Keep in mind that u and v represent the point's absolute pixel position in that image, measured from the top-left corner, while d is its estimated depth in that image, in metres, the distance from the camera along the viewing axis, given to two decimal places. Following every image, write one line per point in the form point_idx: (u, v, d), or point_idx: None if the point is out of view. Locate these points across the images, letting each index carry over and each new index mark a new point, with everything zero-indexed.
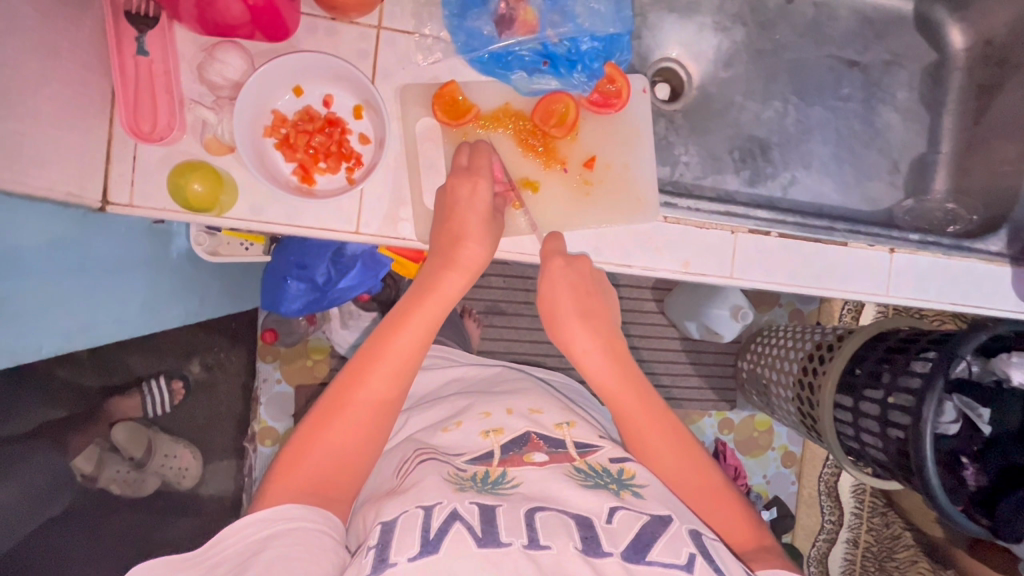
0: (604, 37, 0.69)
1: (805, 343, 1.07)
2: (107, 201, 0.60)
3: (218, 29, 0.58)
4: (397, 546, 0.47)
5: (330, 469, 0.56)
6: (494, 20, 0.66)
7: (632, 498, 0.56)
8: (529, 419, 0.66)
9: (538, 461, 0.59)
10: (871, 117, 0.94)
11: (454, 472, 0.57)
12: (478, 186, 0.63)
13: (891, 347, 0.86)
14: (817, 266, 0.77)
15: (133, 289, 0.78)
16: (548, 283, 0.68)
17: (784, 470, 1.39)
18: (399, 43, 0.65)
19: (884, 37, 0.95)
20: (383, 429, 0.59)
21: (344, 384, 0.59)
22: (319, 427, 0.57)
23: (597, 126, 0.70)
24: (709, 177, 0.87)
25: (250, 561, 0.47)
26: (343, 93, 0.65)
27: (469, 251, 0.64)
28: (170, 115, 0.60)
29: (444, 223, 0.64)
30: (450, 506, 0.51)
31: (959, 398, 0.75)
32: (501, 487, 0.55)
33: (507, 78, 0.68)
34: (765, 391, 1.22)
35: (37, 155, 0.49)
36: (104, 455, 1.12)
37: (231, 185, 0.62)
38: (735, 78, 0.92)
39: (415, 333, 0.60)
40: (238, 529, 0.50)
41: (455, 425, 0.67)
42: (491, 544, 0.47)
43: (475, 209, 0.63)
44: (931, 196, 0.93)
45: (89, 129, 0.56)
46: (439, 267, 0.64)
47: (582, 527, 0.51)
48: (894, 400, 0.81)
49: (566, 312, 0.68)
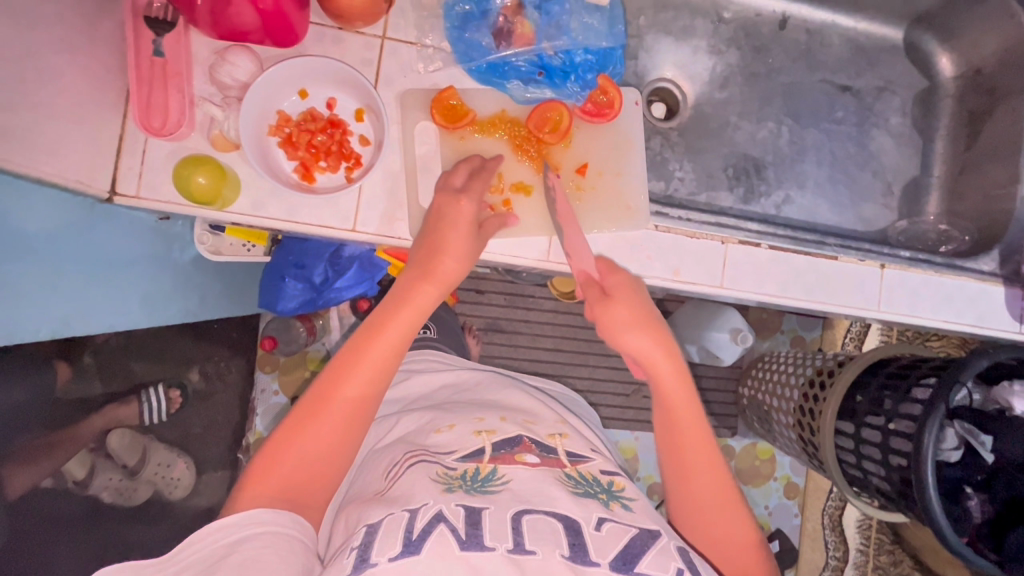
0: (597, 51, 0.72)
1: (806, 367, 1.07)
2: (115, 192, 0.62)
3: (231, 35, 0.62)
4: (380, 546, 0.47)
5: (306, 472, 0.56)
6: (493, 33, 0.70)
7: (620, 510, 0.56)
8: (522, 426, 0.65)
9: (530, 462, 0.58)
10: (864, 141, 0.96)
11: (443, 471, 0.56)
12: (462, 204, 0.64)
13: (890, 373, 0.86)
14: (808, 280, 0.78)
15: (140, 286, 0.80)
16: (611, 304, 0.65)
17: (787, 501, 1.35)
18: (401, 53, 0.68)
19: (876, 63, 0.97)
20: (360, 429, 0.59)
21: (323, 387, 0.58)
22: (291, 433, 0.56)
23: (591, 135, 0.72)
24: (703, 193, 0.90)
25: (218, 565, 0.47)
26: (347, 96, 0.68)
27: (447, 264, 0.63)
28: (179, 112, 0.62)
29: (429, 238, 0.64)
30: (435, 507, 0.50)
31: (960, 424, 0.74)
32: (491, 484, 0.55)
33: (503, 87, 0.71)
34: (766, 418, 1.21)
35: (50, 141, 0.51)
36: (95, 462, 1.09)
37: (235, 181, 0.64)
38: (729, 99, 0.94)
39: (397, 336, 0.60)
40: (206, 533, 0.50)
41: (448, 425, 0.65)
42: (473, 548, 0.47)
43: (460, 221, 0.64)
44: (925, 218, 0.95)
45: (102, 124, 0.59)
46: (417, 278, 0.63)
47: (569, 533, 0.50)
48: (895, 427, 0.81)
49: (634, 329, 0.63)
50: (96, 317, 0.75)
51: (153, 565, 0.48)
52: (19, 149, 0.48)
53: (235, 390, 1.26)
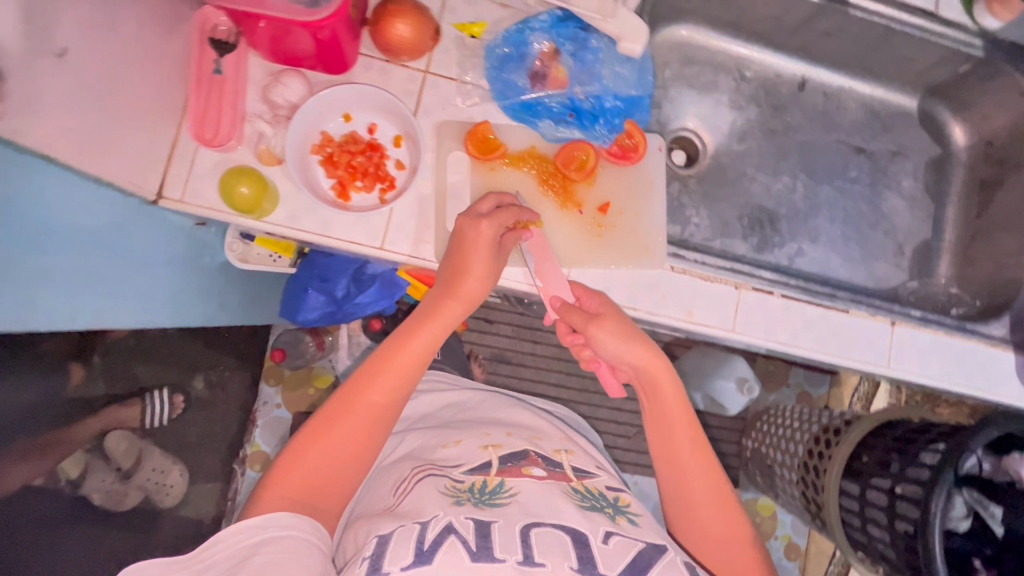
0: (626, 98, 0.76)
1: (812, 425, 1.06)
2: (161, 194, 0.65)
3: (287, 58, 0.67)
4: (391, 556, 0.47)
5: (326, 474, 0.57)
6: (530, 75, 0.74)
7: (627, 524, 0.56)
8: (528, 441, 0.66)
9: (536, 475, 0.59)
10: (877, 201, 0.99)
11: (452, 484, 0.57)
12: (482, 227, 0.65)
13: (898, 436, 0.86)
14: (819, 329, 0.79)
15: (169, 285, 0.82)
16: (598, 325, 0.65)
17: (787, 563, 1.31)
18: (442, 87, 0.72)
19: (890, 129, 1.01)
20: (380, 436, 0.60)
21: (349, 391, 0.60)
22: (315, 436, 0.58)
23: (615, 177, 0.76)
24: (717, 240, 0.93)
25: (240, 566, 0.48)
26: (387, 123, 0.72)
27: (471, 284, 0.65)
28: (231, 125, 0.67)
29: (455, 257, 0.66)
30: (445, 519, 0.51)
31: (970, 493, 0.72)
32: (499, 497, 0.55)
33: (535, 125, 0.74)
34: (770, 473, 1.20)
35: (106, 139, 0.54)
36: (91, 462, 1.09)
37: (275, 193, 0.67)
38: (747, 152, 0.98)
39: (420, 348, 0.63)
40: (228, 536, 0.50)
41: (455, 441, 0.66)
42: (485, 559, 0.47)
43: (478, 245, 0.65)
44: (935, 280, 0.97)
45: (159, 130, 0.62)
46: (442, 294, 0.66)
47: (578, 546, 0.50)
48: (903, 491, 0.80)
49: (624, 340, 0.65)
50: (117, 314, 0.76)
51: (176, 565, 0.49)
52: (82, 148, 0.51)
53: (236, 401, 1.25)
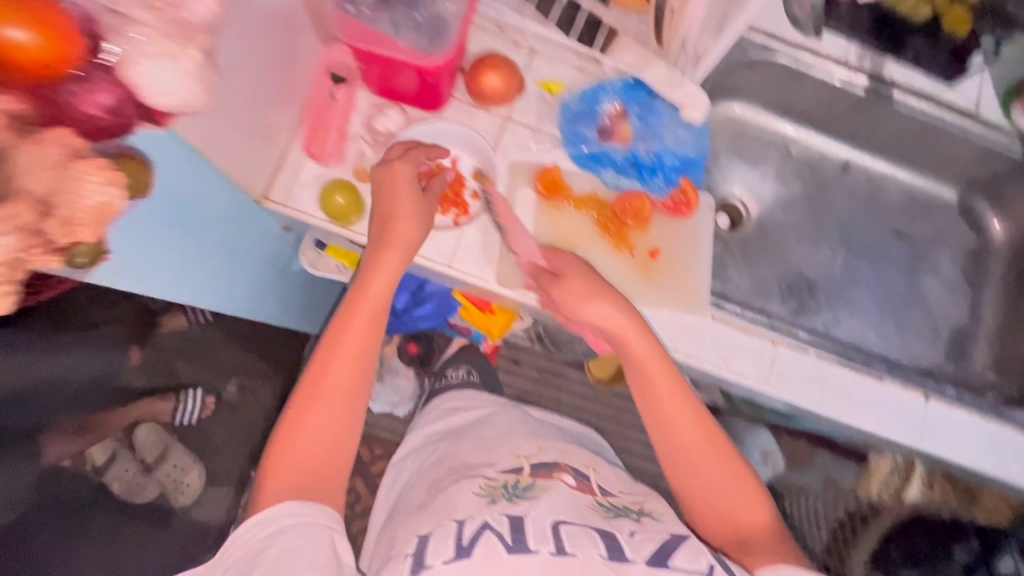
0: (683, 158, 0.84)
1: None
2: (265, 195, 0.74)
3: (391, 92, 0.77)
4: (433, 552, 0.52)
5: (317, 456, 0.63)
6: (598, 129, 0.83)
7: (651, 523, 0.59)
8: (558, 454, 0.70)
9: (568, 482, 0.63)
10: (914, 282, 1.03)
11: (487, 483, 0.61)
12: (398, 170, 0.71)
13: None
14: (852, 395, 0.81)
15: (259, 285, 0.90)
16: (602, 300, 0.71)
17: None
18: (520, 132, 0.81)
19: (930, 216, 1.06)
20: (357, 404, 0.66)
21: (314, 374, 0.65)
22: (298, 417, 0.63)
23: (667, 227, 0.82)
24: (756, 301, 0.97)
25: (258, 557, 0.54)
26: (467, 157, 0.81)
27: (405, 231, 0.70)
28: (336, 145, 0.76)
29: (379, 207, 0.72)
30: (481, 519, 0.55)
31: None
32: (529, 492, 0.60)
33: (598, 172, 0.82)
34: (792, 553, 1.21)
35: (245, 143, 0.63)
36: (118, 450, 1.18)
37: (362, 207, 0.76)
38: (790, 222, 1.04)
39: (371, 306, 0.68)
40: (247, 531, 0.57)
41: (489, 450, 0.71)
42: (519, 551, 0.51)
43: (408, 196, 0.71)
44: (971, 365, 0.98)
45: (279, 142, 0.72)
46: (378, 249, 0.70)
47: (607, 538, 0.54)
48: None
49: (618, 311, 0.71)
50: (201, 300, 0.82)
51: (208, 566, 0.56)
52: (229, 151, 0.60)
53: (265, 408, 1.27)
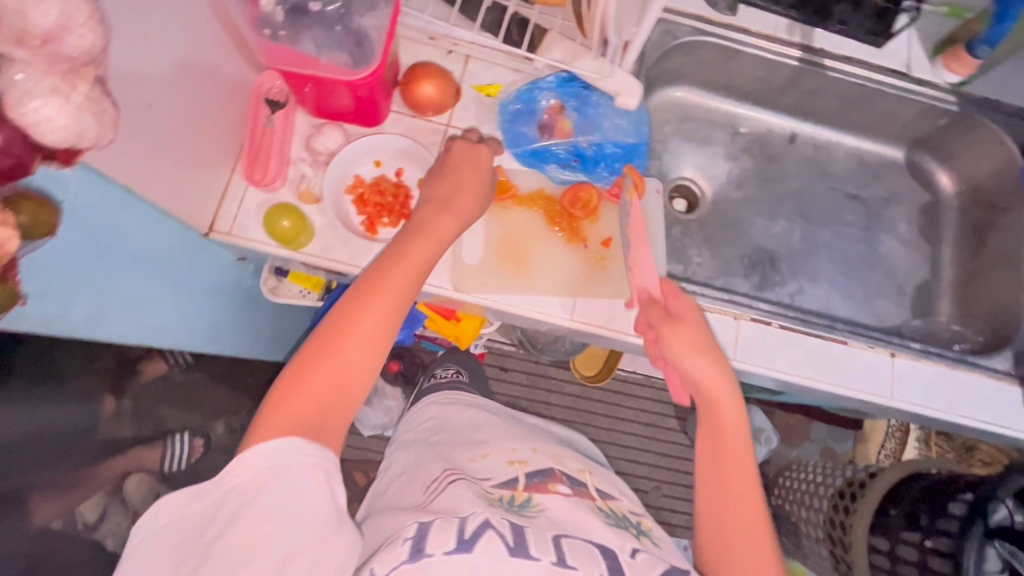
0: (624, 146, 0.85)
1: (836, 478, 1.11)
2: (212, 229, 0.74)
3: (329, 113, 0.78)
4: (434, 540, 0.49)
5: (324, 402, 0.60)
6: (538, 126, 0.84)
7: (651, 545, 0.58)
8: (554, 458, 0.70)
9: (563, 491, 0.62)
10: (873, 244, 1.04)
11: (484, 491, 0.60)
12: (477, 151, 0.75)
13: (924, 487, 0.90)
14: (821, 360, 0.82)
15: (219, 320, 0.89)
16: (697, 353, 0.68)
17: None
18: (461, 137, 0.82)
19: (880, 177, 1.08)
20: (376, 362, 0.63)
21: (343, 313, 0.63)
22: (322, 348, 0.61)
23: (617, 214, 0.83)
24: (720, 278, 0.98)
25: (251, 500, 0.54)
26: (411, 168, 0.81)
27: (462, 200, 0.71)
28: (278, 170, 0.76)
29: (437, 190, 0.72)
30: (484, 515, 0.53)
31: (1002, 545, 0.77)
32: (527, 510, 0.57)
33: (543, 168, 0.84)
34: (795, 531, 1.23)
35: (176, 176, 0.62)
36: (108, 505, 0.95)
37: (311, 228, 0.76)
38: (745, 198, 1.05)
39: (413, 271, 0.65)
40: (247, 462, 0.55)
41: (483, 454, 0.70)
42: (522, 555, 0.49)
43: (472, 173, 0.74)
44: (937, 317, 1.00)
45: (218, 172, 0.72)
46: (434, 211, 0.70)
47: (608, 557, 0.52)
48: (932, 544, 0.85)
49: (711, 366, 0.68)
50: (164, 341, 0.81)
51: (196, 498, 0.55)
52: (160, 185, 0.60)
53: None
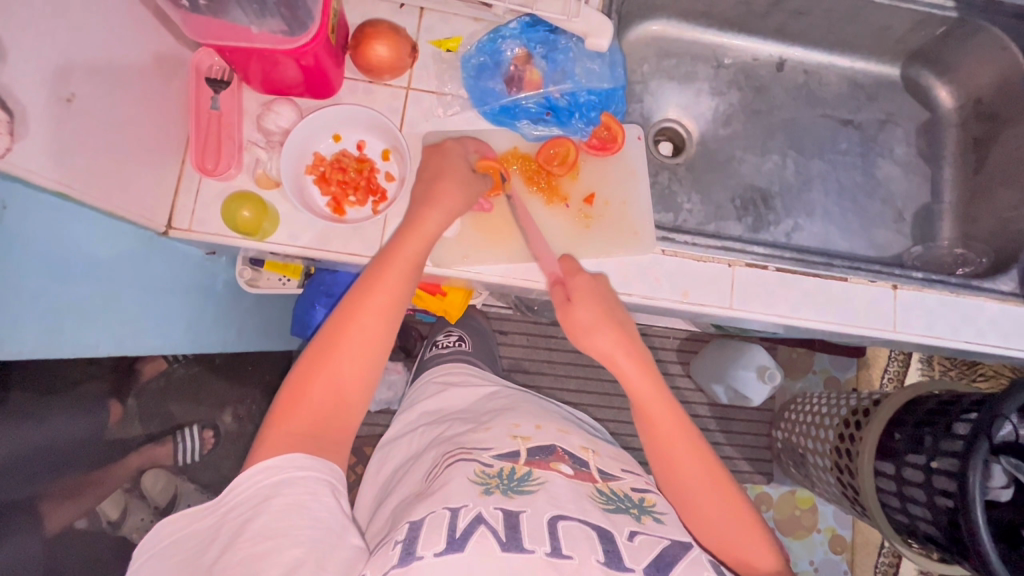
0: (599, 92, 0.79)
1: (840, 407, 1.10)
2: (171, 226, 0.70)
3: (275, 88, 0.72)
4: (424, 541, 0.48)
5: (326, 406, 0.60)
6: (505, 80, 0.78)
7: (652, 523, 0.57)
8: (557, 435, 0.67)
9: (564, 471, 0.59)
10: (870, 169, 0.99)
11: (481, 469, 0.58)
12: (454, 148, 0.71)
13: (927, 409, 0.88)
14: (818, 298, 0.79)
15: (196, 318, 0.86)
16: (572, 316, 0.68)
17: (834, 555, 1.38)
18: (424, 100, 0.76)
19: (875, 98, 1.01)
20: (376, 363, 0.62)
21: (340, 319, 0.62)
22: (318, 359, 0.61)
23: (597, 167, 0.78)
24: (711, 223, 0.94)
25: (264, 506, 0.52)
26: (374, 139, 0.77)
27: (444, 185, 0.68)
28: (230, 157, 0.71)
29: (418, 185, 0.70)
30: (475, 509, 0.51)
31: (1007, 461, 0.73)
32: (527, 484, 0.56)
33: (514, 126, 0.78)
34: (802, 463, 1.25)
35: (116, 179, 0.58)
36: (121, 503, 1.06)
37: (274, 214, 0.72)
38: (733, 135, 0.99)
39: (403, 266, 0.64)
40: (250, 477, 0.54)
41: (483, 428, 0.68)
42: (514, 549, 0.48)
43: (454, 167, 0.69)
44: (940, 242, 0.96)
45: (166, 166, 0.67)
46: (418, 205, 0.68)
47: (603, 540, 0.51)
48: (938, 465, 0.82)
49: (589, 325, 0.67)
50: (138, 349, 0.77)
51: (203, 511, 0.54)
52: (105, 200, 0.56)
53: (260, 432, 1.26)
